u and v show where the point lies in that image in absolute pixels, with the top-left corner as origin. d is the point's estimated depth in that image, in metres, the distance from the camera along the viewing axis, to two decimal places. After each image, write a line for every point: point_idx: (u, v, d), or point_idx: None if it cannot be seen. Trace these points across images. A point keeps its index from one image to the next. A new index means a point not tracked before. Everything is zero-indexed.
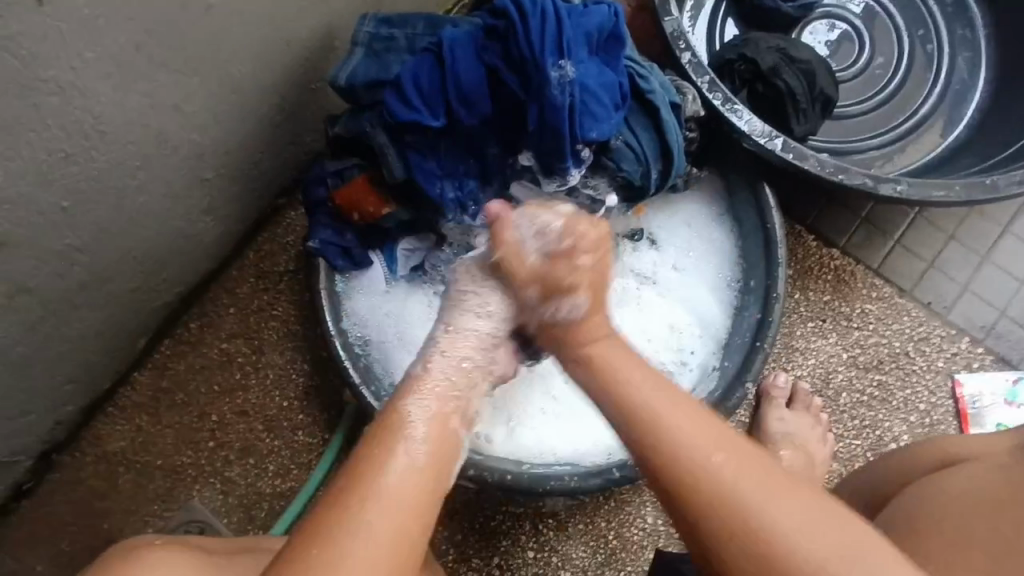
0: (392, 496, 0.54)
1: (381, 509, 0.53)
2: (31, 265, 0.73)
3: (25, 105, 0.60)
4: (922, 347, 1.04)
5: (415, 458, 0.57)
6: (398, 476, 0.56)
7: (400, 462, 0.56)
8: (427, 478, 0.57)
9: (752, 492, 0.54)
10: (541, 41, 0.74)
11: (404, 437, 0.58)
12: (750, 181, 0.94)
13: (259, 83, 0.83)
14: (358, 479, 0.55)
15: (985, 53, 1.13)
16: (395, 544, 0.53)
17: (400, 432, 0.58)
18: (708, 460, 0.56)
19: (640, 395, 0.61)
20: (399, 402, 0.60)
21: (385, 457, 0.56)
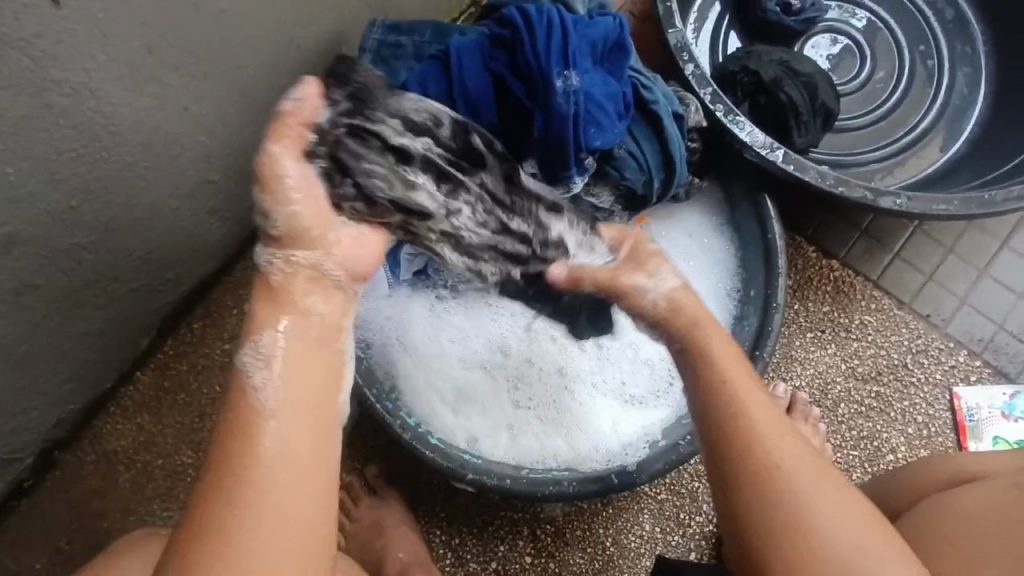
0: (274, 448, 0.50)
1: (264, 474, 0.49)
2: (38, 262, 0.73)
3: (37, 104, 0.61)
4: (921, 359, 1.05)
5: (279, 402, 0.52)
6: (275, 423, 0.51)
7: (270, 418, 0.51)
8: (309, 425, 0.52)
9: (819, 501, 0.55)
10: (546, 51, 0.75)
11: (268, 375, 0.53)
12: (752, 192, 0.96)
13: (266, 86, 0.84)
14: (226, 460, 0.50)
15: (984, 69, 1.15)
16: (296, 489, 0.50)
17: (248, 388, 0.52)
18: (782, 455, 0.57)
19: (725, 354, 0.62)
20: (241, 363, 0.53)
21: (251, 422, 0.51)
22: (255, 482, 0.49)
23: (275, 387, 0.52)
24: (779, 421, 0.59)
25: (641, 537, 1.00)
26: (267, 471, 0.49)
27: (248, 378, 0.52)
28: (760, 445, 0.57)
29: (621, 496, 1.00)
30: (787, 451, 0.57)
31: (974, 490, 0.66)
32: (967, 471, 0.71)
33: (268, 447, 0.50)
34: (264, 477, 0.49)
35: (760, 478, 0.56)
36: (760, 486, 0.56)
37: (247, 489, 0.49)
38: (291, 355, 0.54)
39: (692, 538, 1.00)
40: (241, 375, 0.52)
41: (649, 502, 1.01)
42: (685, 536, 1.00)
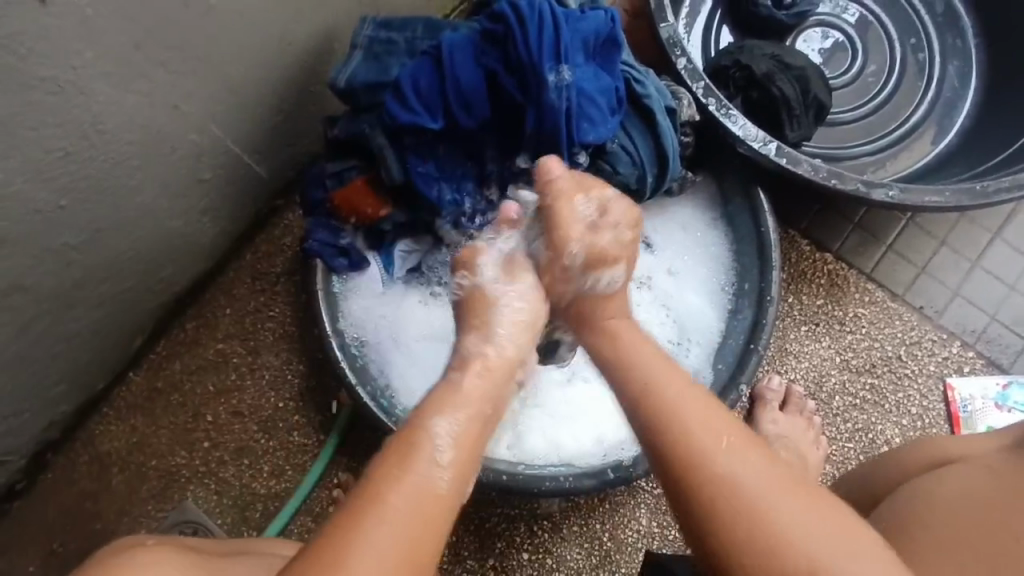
0: (404, 510, 0.52)
1: (390, 517, 0.52)
2: (28, 262, 0.73)
3: (23, 102, 0.60)
4: (914, 351, 1.06)
5: (437, 464, 0.56)
6: (416, 486, 0.54)
7: (417, 471, 0.55)
8: (445, 494, 0.55)
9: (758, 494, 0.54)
10: (539, 45, 0.75)
11: (429, 450, 0.56)
12: (744, 185, 0.95)
13: (257, 84, 0.84)
14: (373, 490, 0.53)
15: (975, 62, 1.15)
16: (406, 555, 0.51)
17: (415, 441, 0.56)
18: (725, 455, 0.56)
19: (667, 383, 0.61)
20: (426, 417, 0.58)
21: (405, 464, 0.55)
22: (379, 531, 0.51)
23: (442, 457, 0.56)
24: (767, 468, 0.56)
25: (637, 532, 1.00)
26: (394, 526, 0.51)
27: (426, 433, 0.57)
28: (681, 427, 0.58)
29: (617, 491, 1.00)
30: (723, 454, 0.56)
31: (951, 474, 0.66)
32: (939, 454, 0.72)
33: (400, 507, 0.52)
34: (390, 524, 0.51)
35: (698, 470, 0.56)
36: (704, 497, 0.55)
37: (371, 527, 0.51)
38: (454, 433, 0.58)
39: None
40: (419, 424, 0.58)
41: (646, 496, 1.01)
42: None
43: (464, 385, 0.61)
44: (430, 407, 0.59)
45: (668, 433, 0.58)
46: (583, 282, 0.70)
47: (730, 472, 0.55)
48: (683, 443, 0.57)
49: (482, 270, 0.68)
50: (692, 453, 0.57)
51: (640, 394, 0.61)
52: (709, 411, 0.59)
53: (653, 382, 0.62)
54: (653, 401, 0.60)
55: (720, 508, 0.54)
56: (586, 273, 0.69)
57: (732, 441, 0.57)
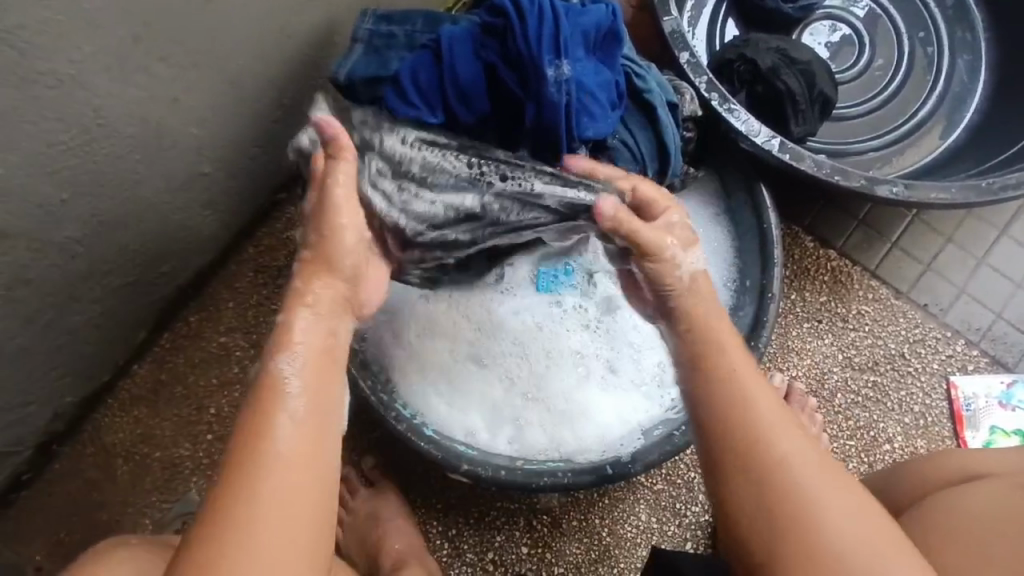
0: (280, 452, 0.51)
1: (268, 471, 0.50)
2: (31, 256, 0.73)
3: (24, 96, 0.60)
4: (918, 349, 1.05)
5: (297, 408, 0.54)
6: (285, 431, 0.53)
7: (282, 418, 0.53)
8: (317, 430, 0.54)
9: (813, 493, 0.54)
10: (538, 40, 0.74)
11: (285, 390, 0.54)
12: (748, 182, 0.95)
13: (257, 77, 0.84)
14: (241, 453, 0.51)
15: (984, 56, 1.13)
16: (298, 499, 0.50)
17: (268, 392, 0.54)
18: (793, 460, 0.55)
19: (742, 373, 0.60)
20: (269, 363, 0.56)
21: (268, 416, 0.53)
22: (261, 480, 0.50)
23: (299, 396, 0.54)
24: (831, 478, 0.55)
25: (637, 527, 1.00)
26: (275, 474, 0.50)
27: (272, 381, 0.55)
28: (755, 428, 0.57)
29: (617, 486, 1.00)
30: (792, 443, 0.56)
31: (971, 497, 0.65)
32: (963, 472, 0.71)
33: (276, 455, 0.51)
34: (270, 475, 0.50)
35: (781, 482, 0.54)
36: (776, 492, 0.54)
37: (253, 484, 0.50)
38: (301, 369, 0.56)
39: (688, 528, 1.00)
40: (270, 374, 0.55)
41: (646, 492, 1.01)
42: (681, 526, 1.00)
43: (303, 324, 0.59)
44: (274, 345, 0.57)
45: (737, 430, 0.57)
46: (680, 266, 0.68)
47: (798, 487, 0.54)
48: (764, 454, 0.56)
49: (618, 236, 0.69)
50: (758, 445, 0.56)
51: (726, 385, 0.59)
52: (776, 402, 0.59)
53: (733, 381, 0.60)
54: (731, 392, 0.59)
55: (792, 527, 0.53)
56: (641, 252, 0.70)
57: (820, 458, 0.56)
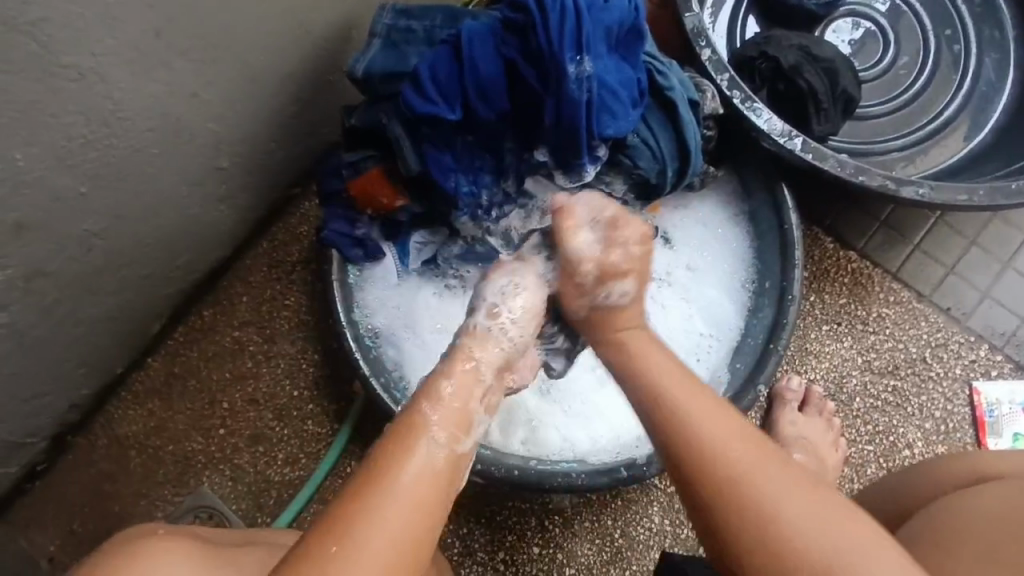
0: (408, 496, 0.50)
1: (396, 499, 0.49)
2: (49, 249, 0.73)
3: (44, 89, 0.60)
4: (940, 354, 1.03)
5: (437, 447, 0.53)
6: (420, 467, 0.51)
7: (422, 450, 0.52)
8: (446, 476, 0.52)
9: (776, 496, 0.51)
10: (560, 36, 0.73)
11: (424, 440, 0.53)
12: (768, 181, 0.93)
13: (275, 72, 0.83)
14: (373, 478, 0.50)
15: (1013, 56, 1.11)
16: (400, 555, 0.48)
17: (415, 432, 0.53)
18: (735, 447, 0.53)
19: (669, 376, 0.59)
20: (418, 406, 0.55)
21: (407, 446, 0.52)
22: (387, 516, 0.48)
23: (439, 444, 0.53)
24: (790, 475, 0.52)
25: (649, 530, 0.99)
26: (400, 508, 0.49)
27: (419, 421, 0.54)
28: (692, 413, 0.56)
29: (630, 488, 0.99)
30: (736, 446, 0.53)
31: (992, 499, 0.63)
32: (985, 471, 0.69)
33: (405, 489, 0.50)
34: (396, 504, 0.49)
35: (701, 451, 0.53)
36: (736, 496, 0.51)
37: (372, 522, 0.48)
38: (454, 424, 0.54)
39: None
40: (417, 416, 0.54)
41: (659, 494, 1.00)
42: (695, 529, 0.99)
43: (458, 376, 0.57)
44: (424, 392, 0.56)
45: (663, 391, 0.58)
46: (592, 295, 0.64)
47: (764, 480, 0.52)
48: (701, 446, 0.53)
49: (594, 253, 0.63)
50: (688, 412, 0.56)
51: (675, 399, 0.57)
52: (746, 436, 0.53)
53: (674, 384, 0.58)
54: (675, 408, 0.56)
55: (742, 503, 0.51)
56: (599, 284, 0.63)
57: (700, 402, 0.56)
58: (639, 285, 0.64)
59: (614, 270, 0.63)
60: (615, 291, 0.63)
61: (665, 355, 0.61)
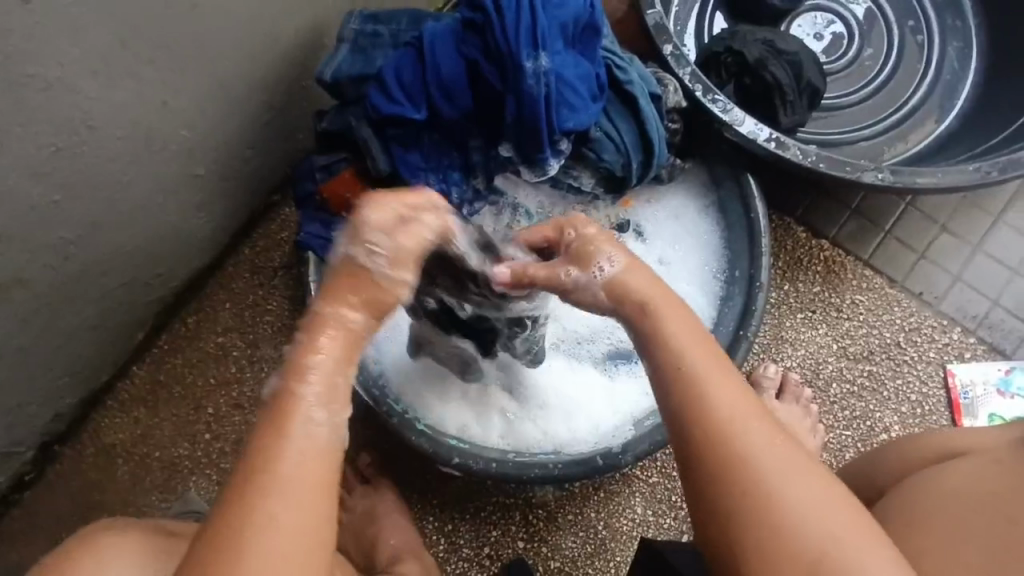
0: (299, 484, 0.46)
1: (278, 491, 0.46)
2: (25, 257, 0.75)
3: (13, 99, 0.62)
4: (914, 338, 1.04)
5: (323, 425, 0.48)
6: (299, 447, 0.47)
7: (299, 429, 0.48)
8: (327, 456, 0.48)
9: (778, 479, 0.50)
10: (517, 33, 0.75)
11: (310, 412, 0.48)
12: (735, 171, 0.95)
13: (247, 79, 0.85)
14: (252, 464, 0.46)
15: (975, 44, 1.13)
16: (312, 528, 0.46)
17: (289, 410, 0.48)
18: (746, 438, 0.51)
19: (689, 352, 0.54)
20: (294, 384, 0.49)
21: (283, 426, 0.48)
22: (268, 505, 0.45)
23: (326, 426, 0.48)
24: (815, 489, 0.50)
25: (632, 521, 1.00)
26: (282, 499, 0.45)
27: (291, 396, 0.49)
28: (719, 409, 0.52)
29: (611, 480, 1.00)
30: (754, 428, 0.51)
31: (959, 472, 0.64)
32: (947, 447, 0.70)
33: (287, 473, 0.46)
34: (282, 496, 0.46)
35: (708, 446, 0.51)
36: (734, 487, 0.50)
37: (261, 505, 0.45)
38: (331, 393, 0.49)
39: (684, 521, 1.00)
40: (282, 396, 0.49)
41: (640, 485, 1.01)
42: (677, 518, 1.00)
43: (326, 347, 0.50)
44: (294, 366, 0.50)
45: (678, 376, 0.53)
46: (587, 280, 0.60)
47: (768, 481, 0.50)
48: (705, 423, 0.51)
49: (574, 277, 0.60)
50: (705, 417, 0.52)
51: (680, 373, 0.53)
52: (739, 385, 0.54)
53: (684, 362, 0.54)
54: (690, 393, 0.52)
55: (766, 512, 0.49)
56: (582, 265, 0.60)
57: (743, 408, 0.52)
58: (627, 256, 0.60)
59: (587, 252, 0.61)
60: (602, 266, 0.60)
61: (693, 333, 0.55)
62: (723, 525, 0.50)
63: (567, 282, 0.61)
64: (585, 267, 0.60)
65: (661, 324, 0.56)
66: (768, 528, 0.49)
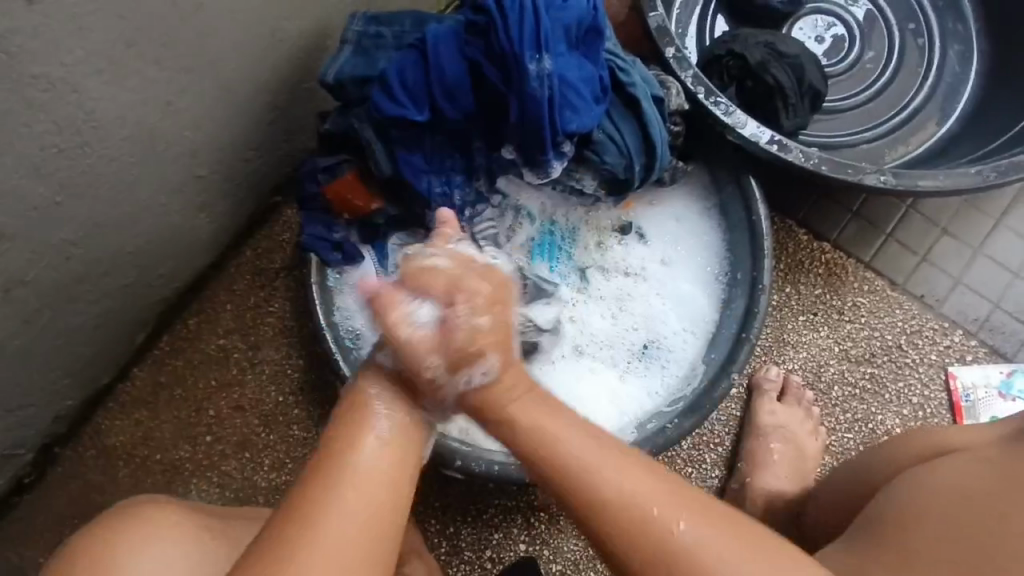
0: (366, 482, 0.55)
1: (352, 490, 0.54)
2: (28, 258, 0.74)
3: (17, 99, 0.62)
4: (915, 340, 1.04)
5: (383, 433, 0.58)
6: (369, 457, 0.56)
7: (370, 438, 0.57)
8: (399, 456, 0.57)
9: (671, 549, 0.54)
10: (521, 35, 0.75)
11: (375, 421, 0.58)
12: (737, 172, 0.95)
13: (249, 81, 0.85)
14: (329, 464, 0.55)
15: (976, 47, 1.13)
16: (379, 522, 0.54)
17: (356, 426, 0.58)
18: (646, 515, 0.55)
19: (571, 443, 0.58)
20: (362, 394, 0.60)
21: (353, 438, 0.57)
22: (344, 501, 0.53)
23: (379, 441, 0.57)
24: (730, 547, 0.54)
25: None
26: (356, 495, 0.54)
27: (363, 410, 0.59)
28: (599, 489, 0.56)
29: None
30: (654, 513, 0.55)
31: (950, 468, 0.64)
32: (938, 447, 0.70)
33: (361, 471, 0.55)
34: (356, 493, 0.54)
35: (619, 519, 0.55)
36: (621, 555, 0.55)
37: (335, 504, 0.53)
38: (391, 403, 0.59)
39: None
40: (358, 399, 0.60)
41: None
42: None
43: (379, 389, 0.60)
44: (367, 384, 0.61)
45: (551, 467, 0.57)
46: (454, 386, 0.60)
47: (669, 532, 0.54)
48: (601, 509, 0.55)
49: (479, 323, 0.59)
50: (594, 498, 0.56)
51: (554, 464, 0.57)
52: (612, 447, 0.58)
53: (559, 455, 0.57)
54: (556, 459, 0.57)
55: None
56: (455, 373, 0.59)
57: (626, 469, 0.57)
58: (503, 359, 0.60)
59: (467, 351, 0.59)
60: (473, 374, 0.59)
61: (573, 419, 0.59)
62: (645, 566, 0.54)
63: (409, 342, 0.59)
64: (404, 325, 0.59)
65: (513, 414, 0.60)
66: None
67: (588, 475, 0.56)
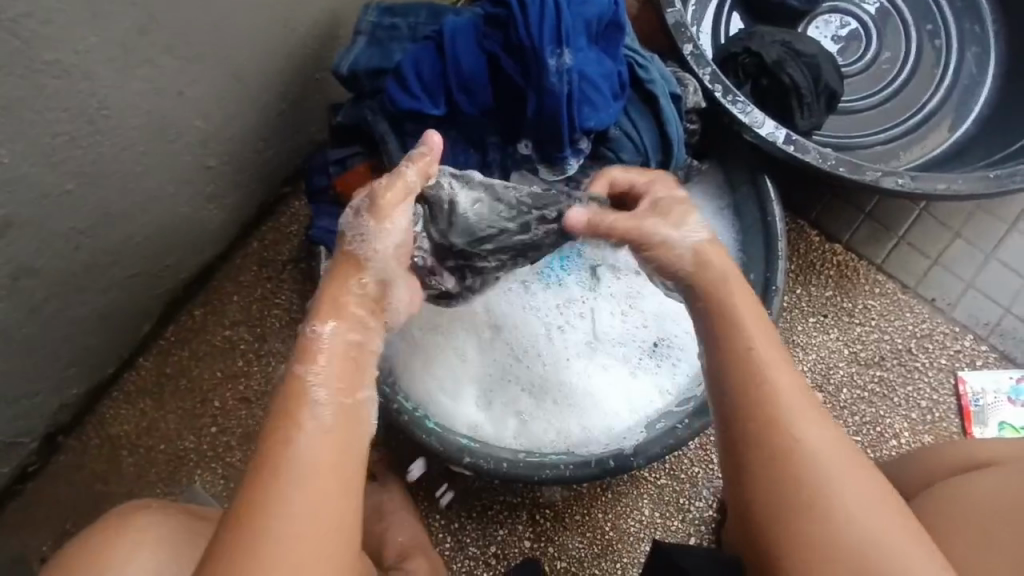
0: (306, 465, 0.48)
1: (291, 479, 0.47)
2: (36, 247, 0.73)
3: (28, 86, 0.61)
4: (925, 344, 1.04)
5: (323, 406, 0.51)
6: (310, 439, 0.49)
7: (309, 416, 0.50)
8: (342, 442, 0.50)
9: (831, 464, 0.53)
10: (540, 29, 0.74)
11: (312, 396, 0.51)
12: (751, 172, 0.94)
13: (261, 71, 0.84)
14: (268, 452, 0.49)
15: (994, 49, 1.12)
16: (327, 510, 0.47)
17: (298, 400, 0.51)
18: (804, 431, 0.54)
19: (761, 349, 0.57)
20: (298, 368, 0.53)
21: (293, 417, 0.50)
22: (283, 490, 0.47)
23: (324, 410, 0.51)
24: (868, 491, 0.52)
25: (640, 522, 1.00)
26: (295, 484, 0.47)
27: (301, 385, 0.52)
28: (771, 388, 0.56)
29: (620, 481, 1.00)
30: (810, 427, 0.54)
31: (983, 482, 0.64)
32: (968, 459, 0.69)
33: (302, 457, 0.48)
34: (295, 481, 0.47)
35: (765, 429, 0.55)
36: (786, 479, 0.53)
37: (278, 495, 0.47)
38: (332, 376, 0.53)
39: (692, 523, 1.00)
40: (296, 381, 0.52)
41: (649, 487, 1.01)
42: (685, 520, 1.00)
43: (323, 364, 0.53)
44: (299, 351, 0.54)
45: (733, 350, 0.58)
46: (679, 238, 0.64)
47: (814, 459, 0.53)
48: (766, 404, 0.55)
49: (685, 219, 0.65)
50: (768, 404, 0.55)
51: (739, 352, 0.57)
52: (796, 379, 0.57)
53: (741, 339, 0.58)
54: (746, 363, 0.57)
55: (820, 516, 0.51)
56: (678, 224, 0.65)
57: (802, 405, 0.55)
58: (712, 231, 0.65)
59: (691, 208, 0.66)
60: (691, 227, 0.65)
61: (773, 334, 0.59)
62: (777, 484, 0.53)
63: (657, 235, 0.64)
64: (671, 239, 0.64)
65: (727, 298, 0.61)
66: (818, 525, 0.51)
67: (773, 396, 0.55)
